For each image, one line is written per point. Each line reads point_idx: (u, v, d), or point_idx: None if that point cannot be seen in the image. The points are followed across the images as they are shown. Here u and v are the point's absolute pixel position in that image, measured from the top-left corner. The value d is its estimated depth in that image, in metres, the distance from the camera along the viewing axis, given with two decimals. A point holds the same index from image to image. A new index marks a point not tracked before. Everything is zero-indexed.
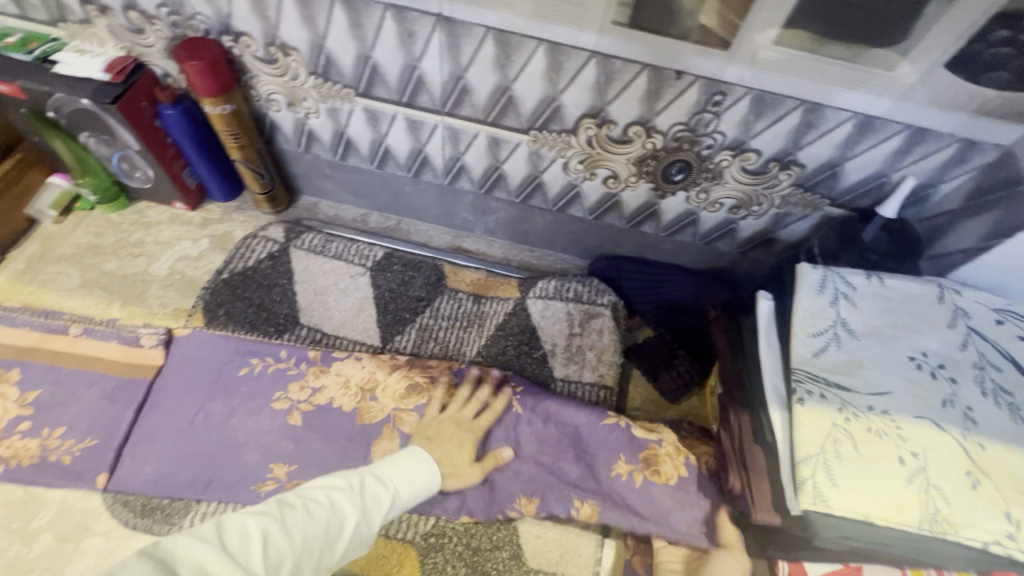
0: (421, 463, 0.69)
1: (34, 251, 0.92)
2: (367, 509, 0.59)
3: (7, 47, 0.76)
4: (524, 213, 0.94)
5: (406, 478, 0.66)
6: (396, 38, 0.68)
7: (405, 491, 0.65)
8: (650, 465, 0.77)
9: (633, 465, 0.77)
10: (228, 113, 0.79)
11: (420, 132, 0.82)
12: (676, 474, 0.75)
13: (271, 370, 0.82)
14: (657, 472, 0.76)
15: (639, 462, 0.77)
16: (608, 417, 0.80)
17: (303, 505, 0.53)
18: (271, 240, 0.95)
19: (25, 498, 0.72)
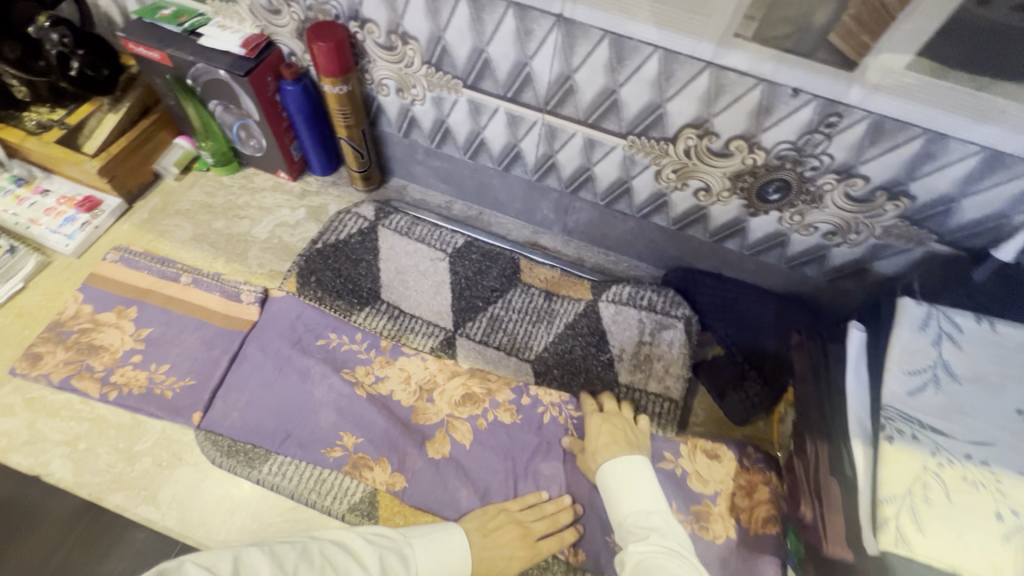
0: (452, 558, 0.65)
1: (156, 203, 1.01)
2: None
3: (163, 18, 0.85)
4: (607, 217, 0.95)
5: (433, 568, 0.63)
6: (513, 35, 0.71)
7: None
8: (700, 519, 0.76)
9: (683, 516, 0.76)
10: (343, 93, 0.85)
11: (518, 128, 0.85)
12: (725, 535, 0.75)
13: (343, 348, 0.87)
14: (706, 528, 0.75)
15: (690, 514, 0.77)
16: (665, 462, 0.80)
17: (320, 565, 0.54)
18: (362, 217, 1.00)
19: (132, 423, 0.79)
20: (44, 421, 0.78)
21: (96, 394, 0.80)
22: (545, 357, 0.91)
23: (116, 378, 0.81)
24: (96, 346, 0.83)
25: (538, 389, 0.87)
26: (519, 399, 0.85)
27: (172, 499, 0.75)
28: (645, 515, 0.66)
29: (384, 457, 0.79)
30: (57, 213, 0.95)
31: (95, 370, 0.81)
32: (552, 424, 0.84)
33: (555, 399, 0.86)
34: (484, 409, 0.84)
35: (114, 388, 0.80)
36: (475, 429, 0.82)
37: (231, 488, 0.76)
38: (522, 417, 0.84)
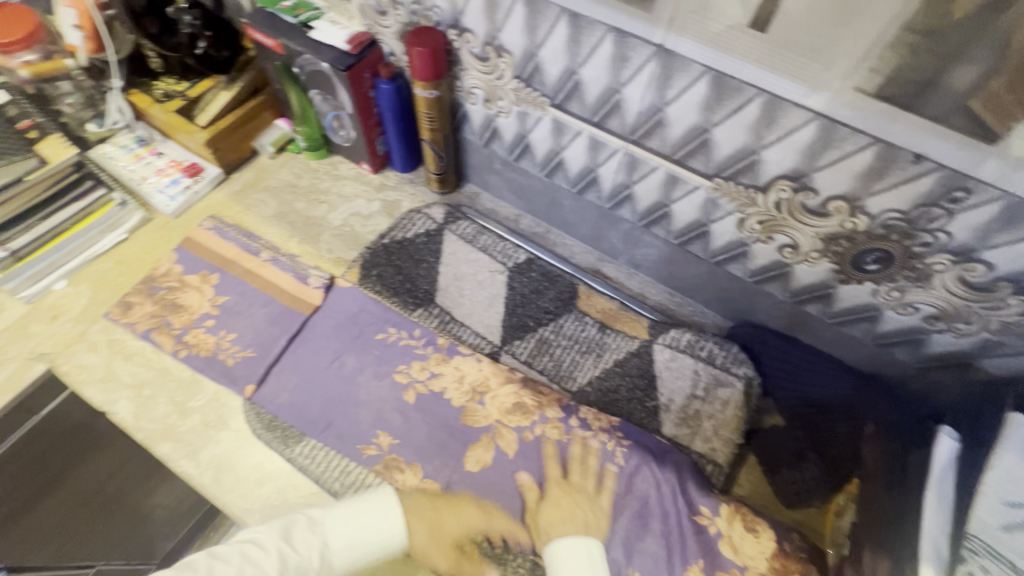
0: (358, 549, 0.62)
1: (249, 177, 1.08)
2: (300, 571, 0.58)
3: (282, 9, 0.91)
4: (678, 257, 0.90)
5: (345, 529, 0.63)
6: (609, 60, 0.68)
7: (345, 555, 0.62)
8: None
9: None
10: (432, 97, 0.86)
11: (599, 153, 0.82)
12: None
13: (402, 342, 0.89)
14: None
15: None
16: (699, 515, 0.74)
17: (237, 562, 0.56)
18: (431, 219, 1.02)
19: (191, 380, 0.85)
20: (120, 363, 0.86)
21: (169, 348, 0.86)
22: (587, 392, 0.89)
23: (189, 338, 0.87)
24: (178, 305, 0.91)
25: (588, 411, 0.86)
26: (568, 420, 0.85)
27: (212, 459, 0.79)
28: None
29: (416, 462, 0.79)
30: (165, 174, 1.04)
31: (172, 327, 0.88)
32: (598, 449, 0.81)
33: (605, 424, 0.84)
34: (532, 422, 0.85)
35: (184, 346, 0.86)
36: (520, 440, 0.83)
37: (264, 461, 0.79)
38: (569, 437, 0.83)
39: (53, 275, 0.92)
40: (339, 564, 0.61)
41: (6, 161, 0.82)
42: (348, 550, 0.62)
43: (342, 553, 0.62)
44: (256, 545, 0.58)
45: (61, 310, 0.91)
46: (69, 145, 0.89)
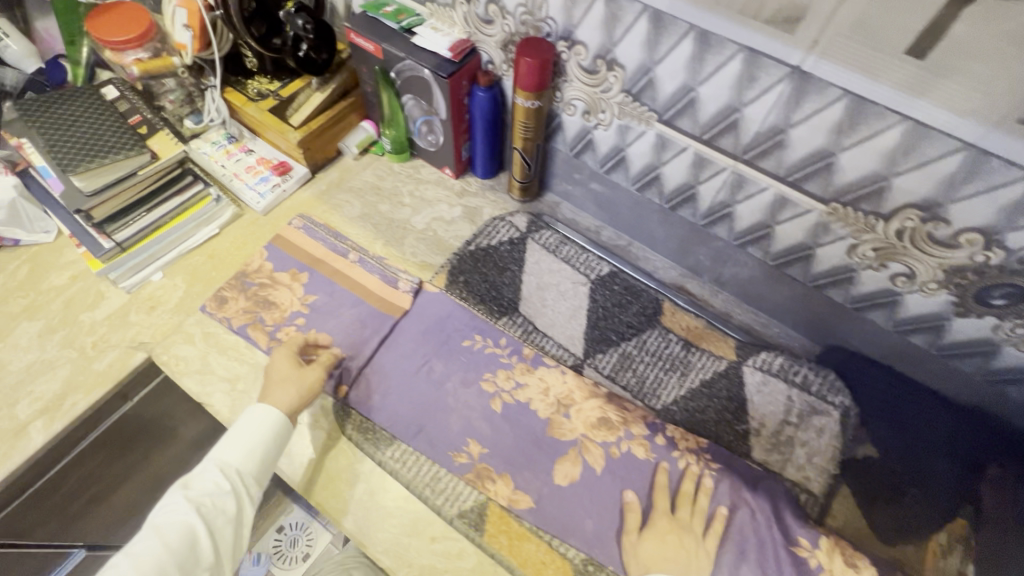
0: (258, 441, 0.73)
1: (334, 177, 1.10)
2: (220, 504, 0.69)
3: (386, 15, 0.92)
4: (772, 278, 0.88)
5: (233, 451, 0.72)
6: (735, 79, 0.67)
7: (248, 464, 0.71)
8: None
9: None
10: (533, 107, 0.86)
11: (703, 171, 0.81)
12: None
13: (487, 350, 0.90)
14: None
15: None
16: (798, 547, 0.73)
17: (154, 531, 0.66)
18: (514, 227, 1.02)
19: None
20: (215, 356, 0.88)
21: (263, 345, 0.88)
22: (673, 411, 0.88)
23: (282, 335, 0.89)
24: (270, 301, 0.92)
25: (674, 431, 0.84)
26: (654, 438, 0.84)
27: (303, 458, 0.80)
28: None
29: (507, 472, 0.79)
30: (255, 171, 1.06)
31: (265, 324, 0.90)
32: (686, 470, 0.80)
33: (692, 445, 0.83)
34: (618, 438, 0.84)
35: (278, 343, 0.88)
36: (607, 456, 0.82)
37: (354, 462, 0.80)
38: (655, 456, 0.82)
39: (152, 267, 0.95)
40: (248, 468, 0.71)
41: (121, 158, 0.84)
42: (251, 455, 0.72)
43: (243, 462, 0.71)
44: (170, 510, 0.68)
45: (158, 301, 0.93)
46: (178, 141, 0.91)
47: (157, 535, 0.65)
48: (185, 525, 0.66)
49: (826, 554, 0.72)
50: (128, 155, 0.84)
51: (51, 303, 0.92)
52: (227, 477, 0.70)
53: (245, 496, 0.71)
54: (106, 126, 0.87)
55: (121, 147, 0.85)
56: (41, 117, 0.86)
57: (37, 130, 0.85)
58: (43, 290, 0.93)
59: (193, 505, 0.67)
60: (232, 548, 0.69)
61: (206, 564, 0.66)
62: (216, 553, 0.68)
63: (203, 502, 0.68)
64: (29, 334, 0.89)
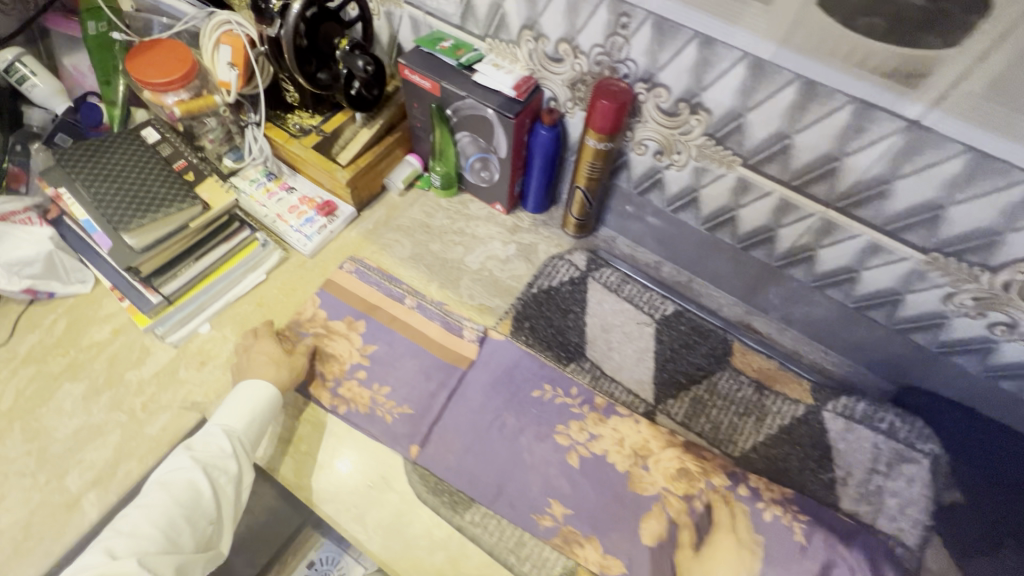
0: (256, 407, 0.76)
1: (380, 215, 1.05)
2: (224, 464, 0.70)
3: (443, 51, 0.88)
4: (851, 320, 0.86)
5: (234, 416, 0.75)
6: (840, 129, 0.64)
7: (247, 427, 0.75)
8: None
9: None
10: (603, 149, 0.83)
11: (786, 215, 0.78)
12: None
13: (557, 401, 0.85)
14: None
15: None
16: None
17: (161, 490, 0.67)
18: (574, 265, 0.99)
19: (348, 437, 0.82)
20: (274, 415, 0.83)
21: (327, 404, 0.84)
22: (752, 459, 0.85)
23: (344, 391, 0.85)
24: (328, 354, 0.88)
25: (757, 481, 0.81)
26: (736, 489, 0.79)
27: (377, 525, 0.76)
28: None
29: (594, 536, 0.76)
30: (299, 211, 1.01)
31: (325, 380, 0.85)
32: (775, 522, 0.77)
33: (777, 495, 0.80)
34: (700, 491, 0.79)
35: (341, 401, 0.84)
36: (692, 512, 0.78)
37: (431, 528, 0.76)
38: (741, 508, 0.78)
39: (199, 318, 0.90)
40: (249, 432, 0.74)
41: (175, 210, 0.79)
42: (253, 421, 0.75)
43: (246, 426, 0.74)
44: (175, 471, 0.69)
45: (208, 355, 0.88)
46: (230, 188, 0.86)
47: (166, 490, 0.66)
48: (191, 482, 0.67)
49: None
50: (178, 209, 0.79)
51: (93, 361, 0.87)
52: (229, 438, 0.72)
53: (245, 458, 0.73)
54: (153, 175, 0.82)
55: (172, 200, 0.80)
56: (83, 168, 0.81)
57: (81, 182, 0.80)
58: (84, 347, 0.88)
59: (200, 464, 0.69)
60: (232, 507, 0.70)
61: (211, 517, 0.67)
62: (218, 508, 0.68)
63: (206, 460, 0.70)
64: (72, 397, 0.83)
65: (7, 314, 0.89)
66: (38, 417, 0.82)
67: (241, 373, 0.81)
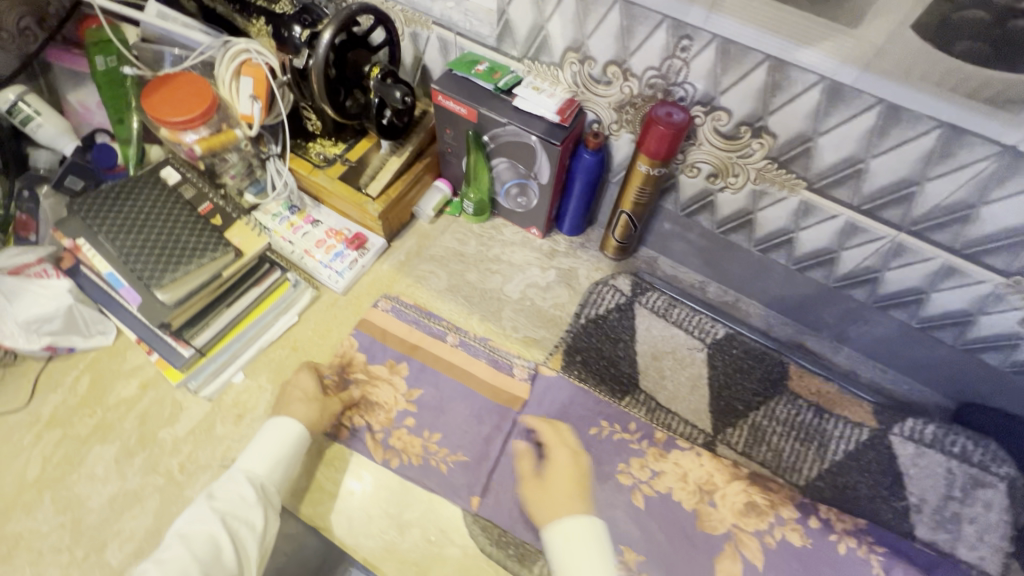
0: (281, 450, 0.72)
1: (412, 245, 1.01)
2: (245, 514, 0.65)
3: (479, 75, 0.83)
4: (913, 339, 0.84)
5: (259, 460, 0.71)
6: (923, 154, 0.61)
7: (269, 472, 0.70)
8: None
9: None
10: (654, 174, 0.79)
11: (851, 238, 0.75)
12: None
13: (617, 438, 0.82)
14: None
15: None
16: None
17: (177, 542, 0.61)
18: (619, 291, 0.96)
19: (402, 489, 0.78)
20: (322, 469, 0.79)
21: (379, 458, 0.79)
22: (819, 487, 0.81)
23: (393, 440, 0.80)
24: (372, 401, 0.83)
25: (828, 512, 0.79)
26: (806, 521, 0.78)
27: None
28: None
29: None
30: (327, 245, 0.95)
31: (373, 430, 0.81)
32: (850, 556, 0.76)
33: (850, 526, 0.78)
34: (770, 524, 0.78)
35: (392, 453, 0.80)
36: (765, 548, 0.76)
37: None
38: (813, 542, 0.76)
39: (232, 367, 0.85)
40: (272, 477, 0.70)
41: (206, 262, 0.76)
42: (276, 465, 0.71)
43: (270, 472, 0.70)
44: (191, 523, 0.63)
45: (245, 408, 0.83)
46: (261, 233, 0.83)
47: (181, 543, 0.61)
48: (211, 533, 0.62)
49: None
50: (211, 258, 0.77)
51: (123, 421, 0.81)
52: (251, 485, 0.68)
53: (268, 507, 0.68)
54: (179, 223, 0.79)
55: (203, 249, 0.77)
56: (105, 221, 0.78)
57: (105, 236, 0.77)
58: (111, 405, 0.82)
59: (219, 514, 0.64)
60: (257, 563, 0.63)
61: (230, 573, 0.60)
62: (240, 567, 0.62)
63: (227, 510, 0.65)
64: (104, 461, 0.78)
65: (25, 375, 0.83)
66: (69, 485, 0.76)
67: (278, 406, 0.78)
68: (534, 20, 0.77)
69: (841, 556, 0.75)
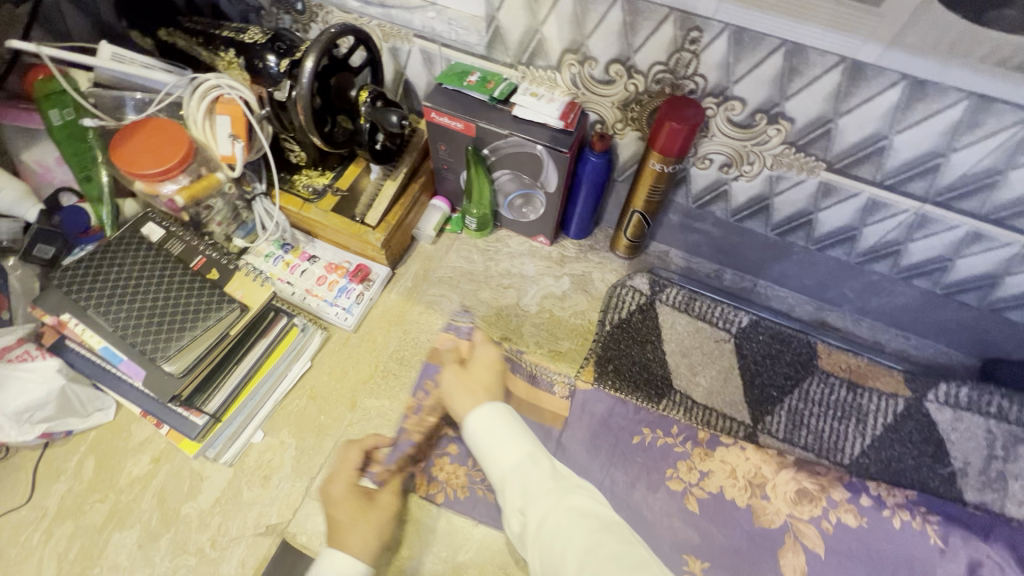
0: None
1: (417, 270, 0.96)
2: None
3: (471, 86, 0.78)
4: (936, 304, 0.85)
5: None
6: (951, 126, 0.60)
7: None
8: None
9: None
10: (666, 171, 0.76)
11: (874, 214, 0.74)
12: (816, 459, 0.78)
13: (660, 442, 0.81)
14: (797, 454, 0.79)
15: None
16: None
17: None
18: (639, 291, 0.93)
19: (451, 531, 0.75)
20: None
21: (424, 494, 0.76)
22: (865, 463, 0.81)
23: (440, 472, 0.78)
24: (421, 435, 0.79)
25: (879, 487, 0.78)
26: (859, 500, 0.77)
27: None
28: (523, 463, 0.57)
29: None
30: (329, 281, 0.90)
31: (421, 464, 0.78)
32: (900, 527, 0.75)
33: (901, 498, 0.77)
34: (824, 509, 0.76)
35: (438, 487, 0.77)
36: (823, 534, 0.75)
37: None
38: (868, 520, 0.76)
39: (251, 427, 0.80)
40: None
41: (209, 324, 0.73)
42: None
43: None
44: None
45: (270, 468, 0.78)
46: (265, 282, 0.79)
47: None
48: None
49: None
50: (217, 318, 0.73)
51: (139, 501, 0.76)
52: None
53: None
54: (174, 284, 0.75)
55: (205, 312, 0.74)
56: (95, 293, 0.73)
57: (97, 310, 0.72)
58: (124, 486, 0.76)
59: None
60: None
61: None
62: None
63: None
64: (126, 548, 0.73)
65: (22, 466, 0.77)
66: None
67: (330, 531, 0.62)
68: (527, 24, 0.72)
69: (896, 530, 0.74)
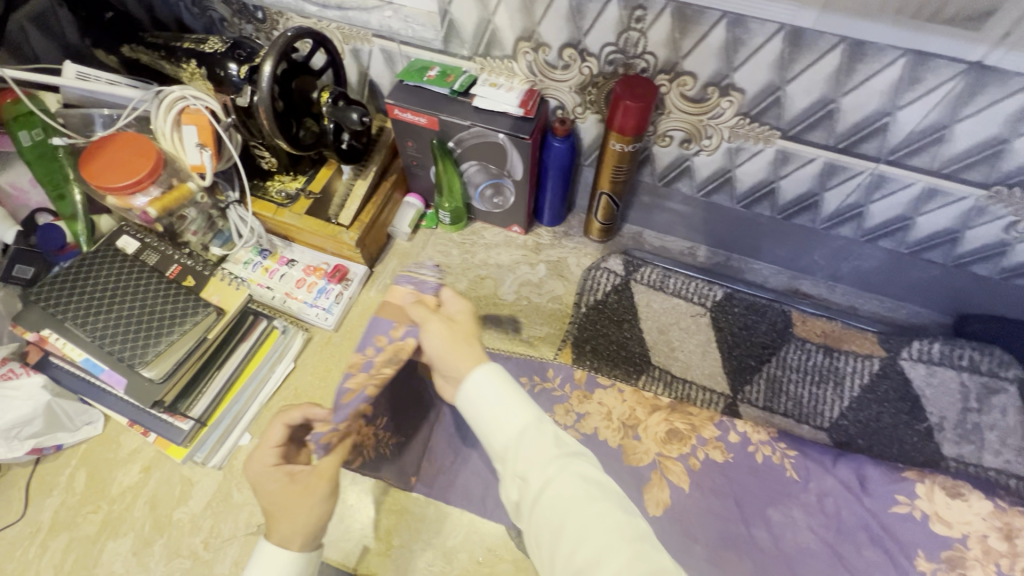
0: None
1: (395, 267, 0.98)
2: None
3: (431, 81, 0.79)
4: (902, 265, 0.86)
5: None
6: (892, 84, 0.61)
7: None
8: None
9: None
10: (629, 151, 0.77)
11: (832, 178, 0.76)
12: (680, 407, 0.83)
13: (539, 389, 0.85)
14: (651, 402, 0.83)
15: None
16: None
17: None
18: (613, 272, 0.95)
19: (439, 519, 0.76)
20: (351, 514, 0.76)
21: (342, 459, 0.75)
22: (843, 425, 0.82)
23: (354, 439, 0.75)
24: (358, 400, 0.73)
25: (745, 424, 0.80)
26: (726, 437, 0.79)
27: None
28: (527, 432, 0.51)
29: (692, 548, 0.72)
30: (308, 284, 0.91)
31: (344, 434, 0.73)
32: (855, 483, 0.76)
33: (764, 436, 0.80)
34: (693, 447, 0.79)
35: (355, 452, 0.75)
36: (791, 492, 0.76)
37: None
38: (733, 455, 0.78)
39: (238, 429, 0.81)
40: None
41: (189, 325, 0.74)
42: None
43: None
44: None
45: None
46: (241, 285, 0.81)
47: None
48: None
49: (984, 521, 0.73)
50: (193, 322, 0.75)
51: (132, 509, 0.77)
52: None
53: None
54: (150, 292, 0.76)
55: (181, 316, 0.75)
56: (72, 307, 0.74)
57: (75, 322, 0.73)
58: (116, 495, 0.78)
59: None
60: None
61: None
62: None
63: None
64: (122, 556, 0.74)
65: (16, 484, 0.78)
66: None
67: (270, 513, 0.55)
68: (479, 15, 0.74)
69: (759, 465, 0.77)
